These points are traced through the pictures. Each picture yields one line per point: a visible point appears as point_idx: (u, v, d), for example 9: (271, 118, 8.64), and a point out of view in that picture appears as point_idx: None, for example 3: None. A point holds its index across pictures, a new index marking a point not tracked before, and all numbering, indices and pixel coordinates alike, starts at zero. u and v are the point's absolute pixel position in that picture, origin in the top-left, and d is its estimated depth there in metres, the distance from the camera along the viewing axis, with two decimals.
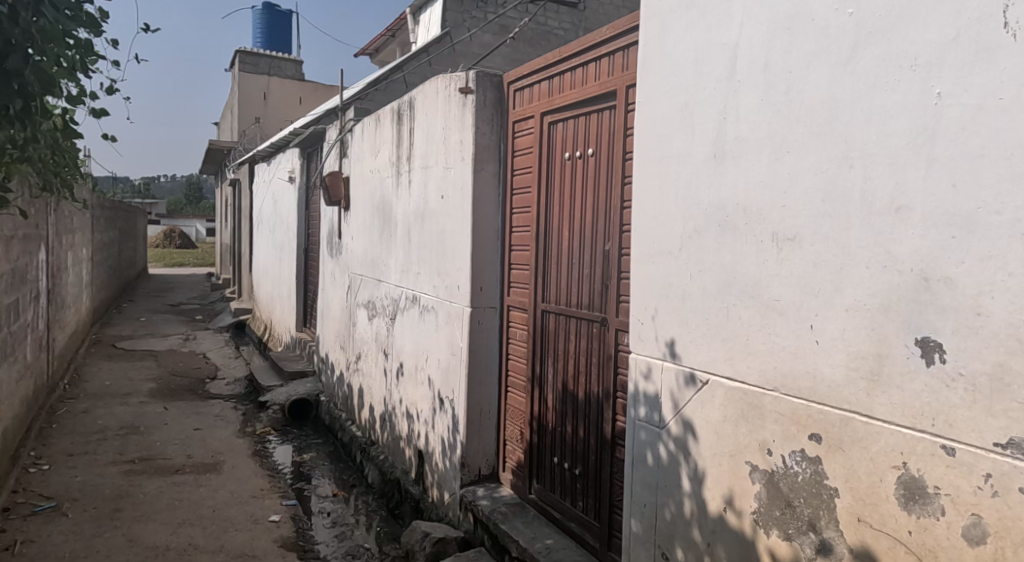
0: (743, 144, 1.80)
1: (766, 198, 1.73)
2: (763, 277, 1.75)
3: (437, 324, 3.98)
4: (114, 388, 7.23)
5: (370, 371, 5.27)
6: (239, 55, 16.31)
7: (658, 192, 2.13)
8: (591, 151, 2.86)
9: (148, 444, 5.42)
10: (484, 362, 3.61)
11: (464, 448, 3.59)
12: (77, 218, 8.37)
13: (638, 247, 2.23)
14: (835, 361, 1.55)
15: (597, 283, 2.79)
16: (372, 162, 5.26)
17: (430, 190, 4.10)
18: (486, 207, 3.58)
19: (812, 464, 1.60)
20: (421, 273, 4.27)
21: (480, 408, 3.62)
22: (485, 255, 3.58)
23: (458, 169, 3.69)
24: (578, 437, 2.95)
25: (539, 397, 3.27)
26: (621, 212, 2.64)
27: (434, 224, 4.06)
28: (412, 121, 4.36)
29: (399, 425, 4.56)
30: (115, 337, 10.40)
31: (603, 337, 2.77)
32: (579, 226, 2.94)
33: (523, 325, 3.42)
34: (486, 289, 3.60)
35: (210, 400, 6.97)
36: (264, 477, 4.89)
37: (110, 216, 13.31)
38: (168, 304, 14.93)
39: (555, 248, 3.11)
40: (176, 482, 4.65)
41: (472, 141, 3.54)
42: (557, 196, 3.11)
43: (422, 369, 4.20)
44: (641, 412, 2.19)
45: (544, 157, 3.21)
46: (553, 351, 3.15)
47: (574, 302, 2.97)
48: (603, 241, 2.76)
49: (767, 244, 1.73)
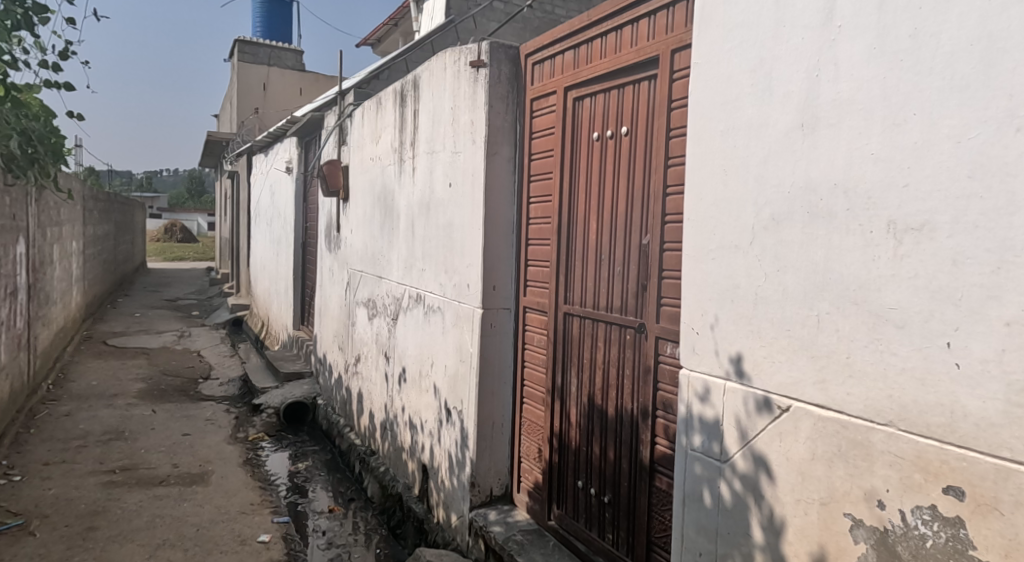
0: (843, 110, 1.41)
1: (877, 176, 1.34)
2: (871, 280, 1.36)
3: (444, 326, 3.60)
4: (101, 388, 6.85)
5: (369, 374, 4.89)
6: (237, 45, 15.89)
7: (721, 173, 1.74)
8: (625, 130, 2.47)
9: (132, 451, 5.04)
10: (498, 370, 3.23)
11: (474, 467, 3.20)
12: (64, 210, 8.00)
13: (692, 242, 1.85)
14: (988, 392, 1.16)
15: (631, 283, 2.41)
16: (372, 148, 4.86)
17: (436, 177, 3.70)
18: (500, 196, 3.19)
19: (949, 527, 1.22)
20: (425, 269, 3.89)
21: (492, 422, 3.23)
22: (498, 251, 3.20)
23: (469, 153, 3.30)
24: (607, 459, 2.57)
25: (561, 412, 2.88)
26: (662, 199, 2.25)
27: (441, 216, 3.66)
28: (416, 102, 3.97)
29: (402, 435, 4.19)
30: (107, 333, 10.01)
31: (639, 346, 2.38)
32: (609, 218, 2.55)
33: (541, 328, 3.03)
34: (499, 288, 3.21)
35: (202, 403, 6.60)
36: (255, 490, 4.51)
37: (103, 210, 12.92)
38: (164, 299, 14.55)
39: (581, 243, 2.73)
40: (158, 495, 4.27)
41: (485, 120, 3.14)
42: (583, 182, 2.72)
43: (428, 376, 3.81)
44: (696, 440, 1.82)
45: (568, 139, 2.82)
46: (578, 359, 2.77)
47: (603, 304, 2.58)
48: (641, 233, 2.37)
49: (880, 236, 1.34)
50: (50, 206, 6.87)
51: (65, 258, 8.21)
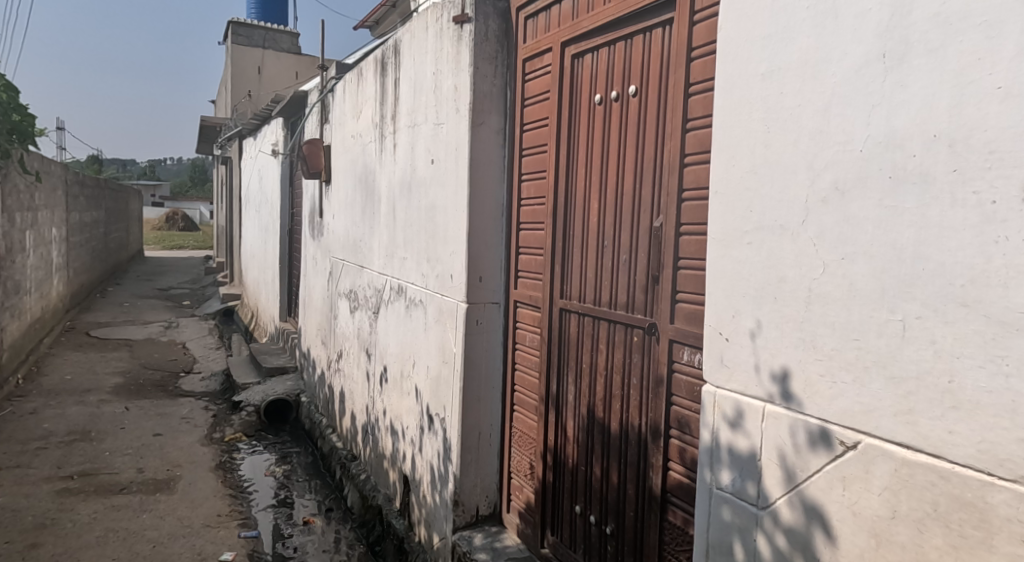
0: (949, 27, 0.98)
1: (1006, 121, 0.92)
2: (992, 272, 0.94)
3: (426, 322, 3.19)
4: (75, 383, 6.47)
5: (351, 372, 4.50)
6: (231, 26, 15.39)
7: (761, 132, 1.32)
8: (633, 89, 2.06)
9: (96, 453, 4.66)
10: (486, 373, 2.83)
11: (458, 483, 2.81)
12: (39, 194, 7.60)
13: (721, 223, 1.44)
14: None
15: (640, 275, 2.01)
16: (353, 125, 4.44)
17: (418, 154, 3.28)
18: (488, 174, 2.78)
19: None
20: (406, 258, 3.48)
21: (479, 432, 2.83)
22: (485, 238, 2.79)
23: (452, 124, 2.88)
24: (610, 484, 2.18)
25: (556, 424, 2.48)
26: (679, 170, 1.84)
27: (423, 198, 3.25)
28: (398, 70, 3.54)
29: (383, 442, 3.79)
30: (91, 323, 9.64)
31: (650, 351, 1.98)
32: (614, 197, 2.15)
33: (533, 326, 2.62)
34: (486, 280, 2.81)
35: (180, 399, 6.22)
36: (224, 498, 4.13)
37: (92, 197, 12.52)
38: (155, 288, 14.18)
39: (582, 226, 2.32)
40: (116, 505, 3.89)
41: (471, 85, 2.72)
42: (583, 154, 2.31)
43: (409, 378, 3.40)
44: (724, 477, 1.43)
45: (565, 104, 2.40)
46: (576, 363, 2.36)
47: (606, 300, 2.18)
48: (653, 215, 1.97)
49: (1012, 206, 0.92)
50: (20, 189, 6.48)
51: (42, 245, 7.83)
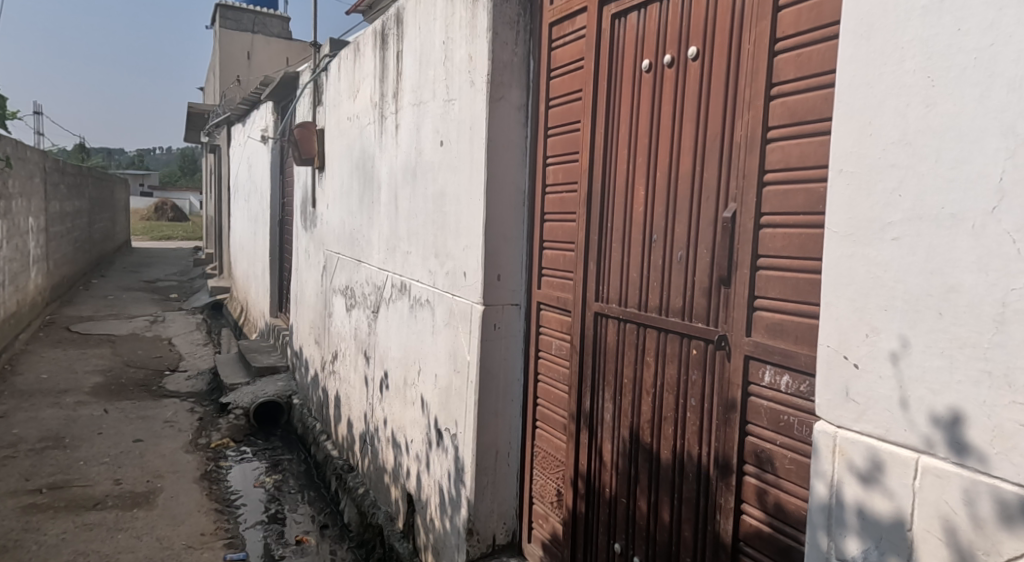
0: None
1: None
2: None
3: (434, 325, 2.84)
4: (51, 383, 6.07)
5: (347, 375, 4.15)
6: (219, 9, 14.93)
7: (922, 85, 0.97)
8: (693, 51, 1.70)
9: (69, 462, 4.28)
10: (504, 385, 2.49)
11: (473, 510, 2.47)
12: (13, 181, 7.18)
13: (848, 212, 1.09)
14: None
15: (700, 275, 1.67)
16: (349, 106, 4.07)
17: (424, 135, 2.92)
18: (508, 156, 2.42)
19: None
20: (411, 252, 3.12)
21: (495, 451, 2.49)
22: (504, 230, 2.44)
23: (466, 100, 2.52)
24: (660, 522, 1.84)
25: (588, 446, 2.14)
26: (761, 148, 1.50)
27: (430, 184, 2.88)
28: (400, 42, 3.17)
29: (383, 454, 3.45)
30: (72, 318, 9.21)
31: (716, 369, 1.64)
32: (666, 181, 1.80)
33: (560, 331, 2.27)
34: (505, 278, 2.46)
35: (163, 400, 5.84)
36: (209, 514, 3.78)
37: (74, 185, 12.03)
38: (142, 281, 13.73)
39: (623, 216, 1.96)
40: (88, 523, 3.53)
41: (489, 54, 2.36)
42: (626, 131, 1.96)
43: (414, 386, 3.05)
44: (851, 548, 1.09)
45: (603, 72, 2.05)
46: (615, 378, 2.01)
47: (656, 304, 1.83)
48: (722, 203, 1.62)
49: None
50: None
51: (16, 235, 7.39)
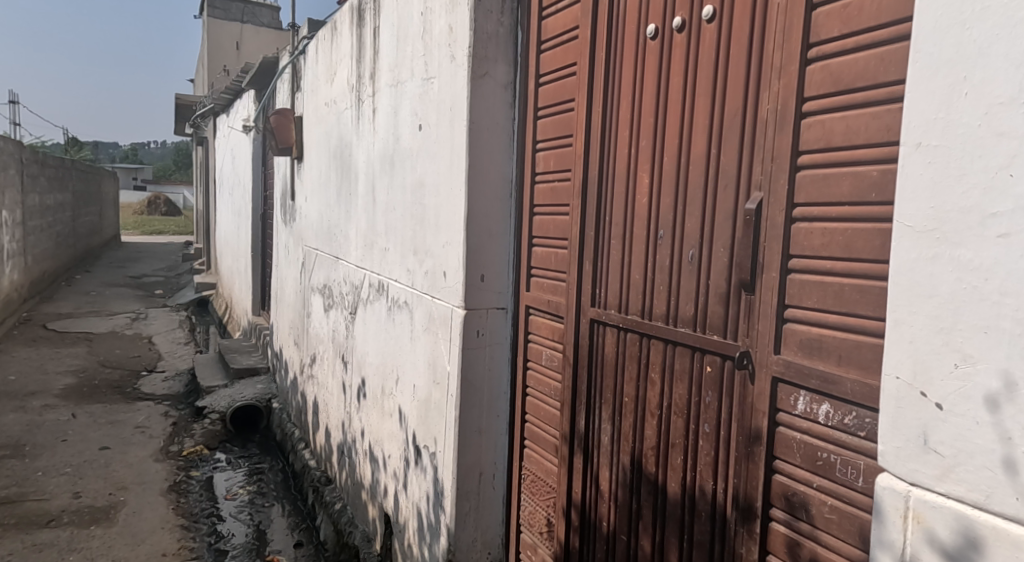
0: None
1: None
2: None
3: (412, 329, 2.56)
4: (19, 385, 5.76)
5: (325, 380, 3.86)
6: None
7: None
8: (709, 11, 1.42)
9: (27, 474, 3.99)
10: (488, 399, 2.21)
11: (453, 540, 2.20)
12: None
13: (931, 200, 0.81)
14: None
15: (716, 279, 1.39)
16: (327, 91, 3.77)
17: (402, 119, 2.63)
18: (494, 141, 2.14)
19: None
20: (388, 249, 2.83)
21: (479, 473, 2.22)
22: (489, 225, 2.16)
23: (446, 78, 2.23)
24: None
25: (584, 472, 1.86)
26: (793, 124, 1.22)
27: (408, 174, 2.60)
28: (377, 17, 2.88)
29: (361, 468, 3.17)
30: (50, 315, 8.89)
31: (737, 393, 1.36)
32: (675, 167, 1.52)
33: (551, 340, 1.99)
34: (490, 278, 2.18)
35: (137, 403, 5.55)
36: (173, 531, 3.50)
37: (57, 178, 11.70)
38: (126, 276, 13.40)
39: (624, 210, 1.68)
40: (39, 543, 3.24)
41: (471, 24, 2.08)
42: (627, 110, 1.68)
43: (391, 396, 2.78)
44: None
45: (600, 41, 1.77)
46: (614, 397, 1.74)
47: (661, 312, 1.55)
48: (744, 193, 1.34)
49: None
50: None
51: None
